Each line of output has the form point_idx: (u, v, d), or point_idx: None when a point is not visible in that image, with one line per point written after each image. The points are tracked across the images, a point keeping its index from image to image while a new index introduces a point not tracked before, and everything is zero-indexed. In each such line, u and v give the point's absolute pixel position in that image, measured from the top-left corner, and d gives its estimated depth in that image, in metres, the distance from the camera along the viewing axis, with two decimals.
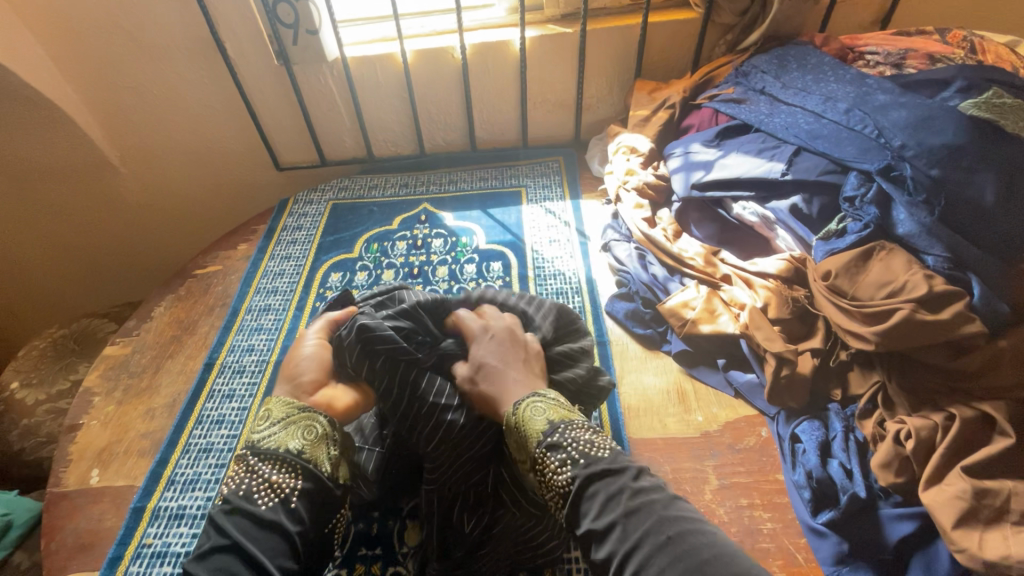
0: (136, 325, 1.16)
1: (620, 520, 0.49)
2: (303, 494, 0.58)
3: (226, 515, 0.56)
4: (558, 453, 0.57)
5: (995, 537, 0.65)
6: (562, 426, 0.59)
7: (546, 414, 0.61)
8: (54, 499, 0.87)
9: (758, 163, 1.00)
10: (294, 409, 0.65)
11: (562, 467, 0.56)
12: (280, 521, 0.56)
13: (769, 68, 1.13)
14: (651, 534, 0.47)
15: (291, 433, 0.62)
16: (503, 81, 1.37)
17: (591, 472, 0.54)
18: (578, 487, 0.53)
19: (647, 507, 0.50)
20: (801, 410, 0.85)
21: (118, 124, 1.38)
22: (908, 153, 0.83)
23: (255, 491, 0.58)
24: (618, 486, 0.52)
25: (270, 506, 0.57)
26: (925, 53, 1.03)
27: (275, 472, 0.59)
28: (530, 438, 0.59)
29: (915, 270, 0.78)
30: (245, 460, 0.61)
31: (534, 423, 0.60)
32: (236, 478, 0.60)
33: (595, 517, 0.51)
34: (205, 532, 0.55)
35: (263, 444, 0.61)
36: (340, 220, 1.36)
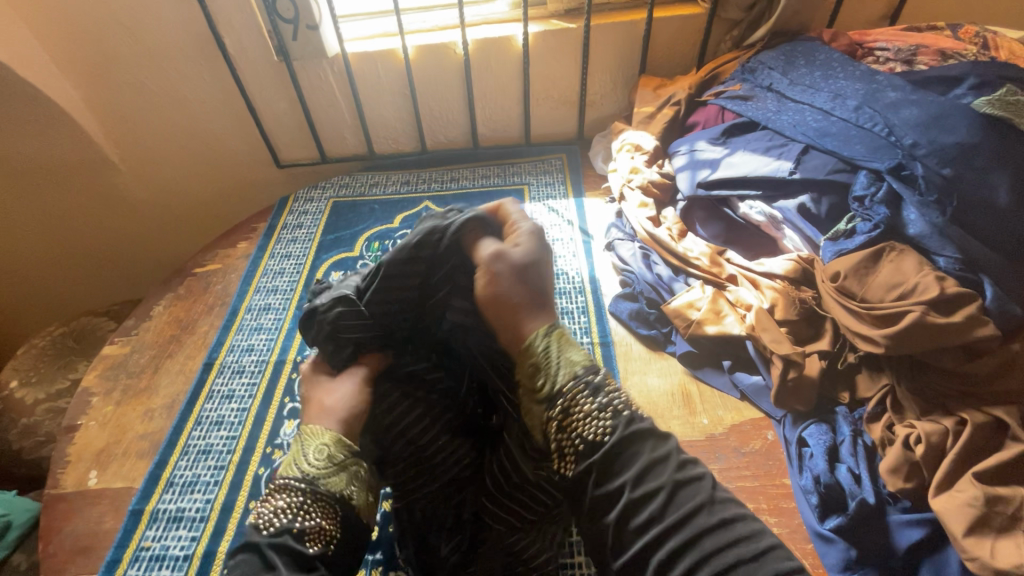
0: (135, 324, 1.15)
1: (668, 486, 0.45)
2: (341, 545, 0.54)
3: (273, 548, 0.50)
4: (599, 399, 0.52)
5: (1008, 544, 0.63)
6: (606, 379, 0.54)
7: (586, 358, 0.56)
8: (52, 501, 0.86)
9: (765, 161, 0.99)
10: (349, 451, 0.62)
11: (602, 414, 0.51)
12: (324, 571, 0.51)
13: (776, 65, 1.11)
14: (702, 511, 0.44)
15: (340, 476, 0.59)
16: (505, 78, 1.35)
17: (635, 429, 0.50)
18: (615, 442, 0.49)
19: (698, 483, 0.46)
20: (808, 413, 0.84)
21: (117, 120, 1.36)
22: (919, 152, 0.81)
23: (305, 530, 0.52)
24: (665, 452, 0.48)
25: (318, 549, 0.52)
26: (936, 49, 1.01)
27: (326, 514, 0.55)
28: (562, 375, 0.54)
29: (926, 272, 0.76)
30: (295, 492, 0.56)
31: (573, 359, 0.56)
32: (279, 507, 0.54)
33: (635, 478, 0.47)
34: (248, 562, 0.49)
35: (317, 482, 0.57)
36: (340, 218, 1.35)
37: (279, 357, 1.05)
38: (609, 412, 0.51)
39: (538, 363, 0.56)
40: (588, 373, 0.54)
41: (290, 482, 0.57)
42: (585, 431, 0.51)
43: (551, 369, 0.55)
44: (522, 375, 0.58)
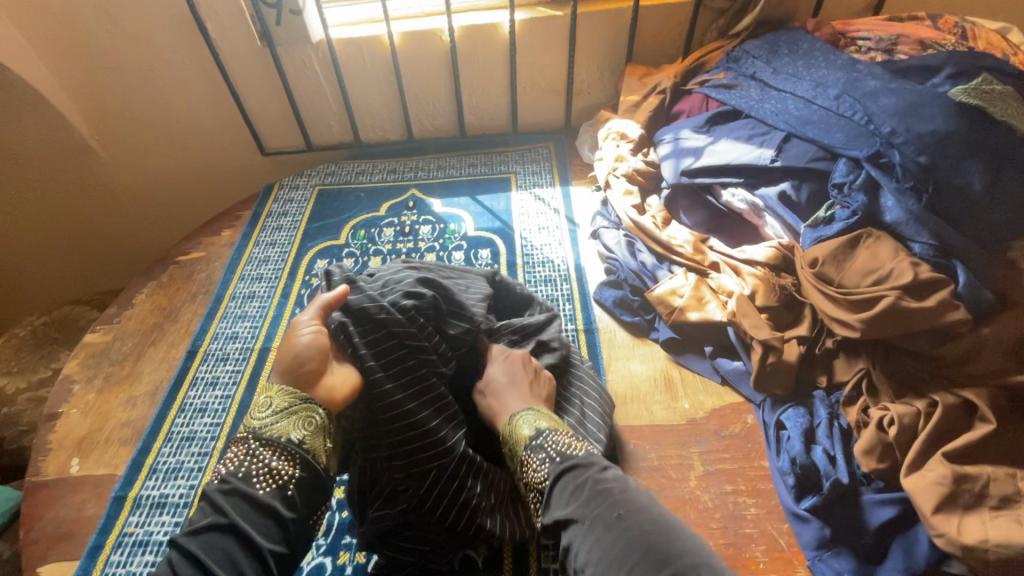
0: (117, 312, 1.14)
1: (579, 507, 0.49)
2: (301, 484, 0.54)
3: (221, 494, 0.51)
4: (540, 454, 0.57)
5: (974, 521, 0.65)
6: (546, 433, 0.59)
7: (534, 423, 0.62)
8: (33, 488, 0.86)
9: (748, 149, 0.99)
10: (296, 397, 0.56)
11: (540, 466, 0.56)
12: (277, 511, 0.51)
13: (760, 54, 1.12)
14: (607, 513, 0.47)
15: (291, 420, 0.55)
16: (492, 65, 1.35)
17: (562, 468, 0.53)
18: (552, 482, 0.53)
19: (605, 493, 0.49)
20: (786, 397, 0.86)
21: (97, 106, 1.34)
22: (897, 140, 0.82)
23: (253, 473, 0.52)
24: (584, 477, 0.51)
25: (267, 492, 0.52)
26: (916, 38, 1.02)
27: (274, 456, 0.53)
28: (519, 443, 0.60)
29: (901, 258, 0.78)
30: (242, 440, 0.55)
31: (522, 432, 0.61)
32: (232, 454, 0.54)
33: (563, 506, 0.50)
34: (199, 508, 0.51)
35: (263, 429, 0.55)
36: (326, 206, 1.34)
37: (264, 345, 1.05)
38: (549, 461, 0.56)
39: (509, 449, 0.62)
40: (536, 436, 0.59)
41: (240, 431, 0.55)
42: (534, 482, 0.56)
43: (515, 441, 0.61)
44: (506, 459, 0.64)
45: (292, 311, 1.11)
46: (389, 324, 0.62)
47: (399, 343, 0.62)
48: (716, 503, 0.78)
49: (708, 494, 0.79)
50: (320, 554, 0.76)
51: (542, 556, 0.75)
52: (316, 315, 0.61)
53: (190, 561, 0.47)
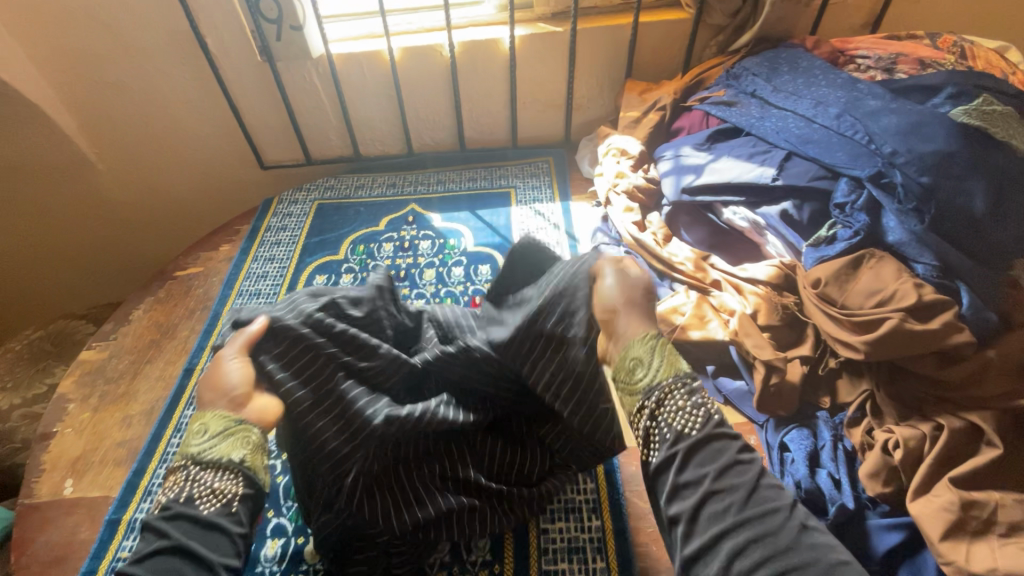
0: (114, 329, 1.12)
1: (746, 493, 0.46)
2: (245, 500, 0.56)
3: (162, 522, 0.53)
4: (689, 400, 0.52)
5: (983, 549, 0.64)
6: (691, 381, 0.54)
7: (670, 362, 0.55)
8: (25, 511, 0.84)
9: (749, 168, 0.99)
10: (230, 420, 0.59)
11: (691, 416, 0.51)
12: (222, 529, 0.54)
13: (760, 71, 1.12)
14: (787, 526, 0.45)
15: (227, 441, 0.57)
16: (493, 80, 1.35)
17: (717, 434, 0.50)
18: (703, 439, 0.50)
19: (778, 495, 0.47)
20: (790, 418, 0.85)
21: (96, 119, 1.34)
22: (898, 160, 0.82)
23: (197, 497, 0.55)
24: (749, 462, 0.48)
25: (212, 511, 0.54)
26: (915, 58, 1.02)
27: (215, 479, 0.55)
28: (655, 369, 0.54)
29: (904, 279, 0.77)
30: (179, 466, 0.57)
31: (656, 365, 0.55)
32: (173, 483, 0.56)
33: (718, 479, 0.47)
34: (143, 538, 0.53)
35: (201, 454, 0.56)
36: (325, 221, 1.33)
37: None
38: (700, 413, 0.51)
39: (628, 358, 0.56)
40: (690, 377, 0.54)
41: (176, 457, 0.57)
42: (673, 423, 0.51)
43: (647, 363, 0.55)
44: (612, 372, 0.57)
45: None
46: (289, 334, 0.66)
47: (304, 351, 0.65)
48: None
49: None
50: None
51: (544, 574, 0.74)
52: (240, 347, 0.65)
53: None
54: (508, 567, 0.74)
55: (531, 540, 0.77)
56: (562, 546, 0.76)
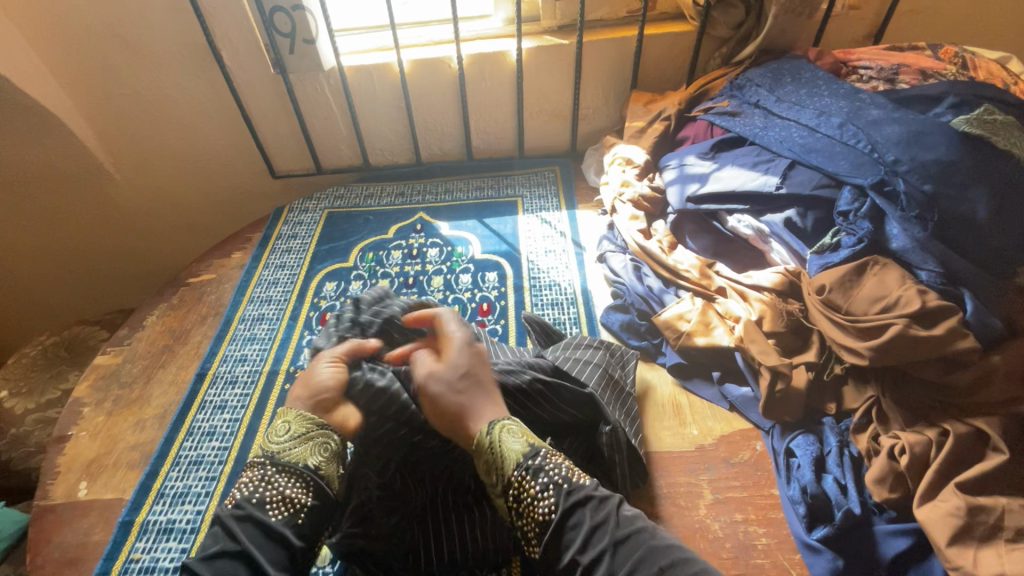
0: (128, 334, 1.15)
1: (608, 549, 0.52)
2: (311, 512, 0.59)
3: (236, 520, 0.56)
4: (540, 478, 0.58)
5: (990, 554, 0.64)
6: (542, 451, 0.60)
7: (520, 437, 0.61)
8: (40, 512, 0.86)
9: (753, 176, 1.00)
10: (314, 424, 0.63)
11: (545, 493, 0.57)
12: (286, 537, 0.56)
13: (763, 82, 1.14)
14: (643, 563, 0.51)
15: (307, 449, 0.62)
16: (499, 91, 1.38)
17: (573, 501, 0.56)
18: (560, 518, 0.55)
19: (636, 537, 0.53)
20: (796, 424, 0.85)
21: (113, 130, 1.37)
22: (901, 168, 0.83)
23: (271, 501, 0.58)
24: (604, 514, 0.55)
25: (280, 518, 0.57)
26: (917, 68, 1.04)
27: (290, 486, 0.59)
28: (506, 462, 0.59)
29: (908, 285, 0.78)
30: (259, 466, 0.61)
31: (510, 447, 0.60)
32: (250, 482, 0.59)
33: (581, 549, 0.53)
34: (213, 535, 0.56)
35: (281, 457, 0.61)
36: (335, 229, 1.36)
37: (272, 367, 1.05)
38: (553, 488, 0.57)
39: (489, 458, 0.60)
40: (530, 455, 0.59)
41: (257, 459, 0.61)
42: (540, 507, 0.57)
43: (505, 456, 0.60)
44: (479, 473, 0.62)
45: (301, 333, 1.12)
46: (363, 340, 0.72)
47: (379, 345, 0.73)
48: (727, 532, 0.77)
49: (718, 523, 0.78)
50: None
51: None
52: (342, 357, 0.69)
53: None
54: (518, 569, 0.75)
55: None
56: None
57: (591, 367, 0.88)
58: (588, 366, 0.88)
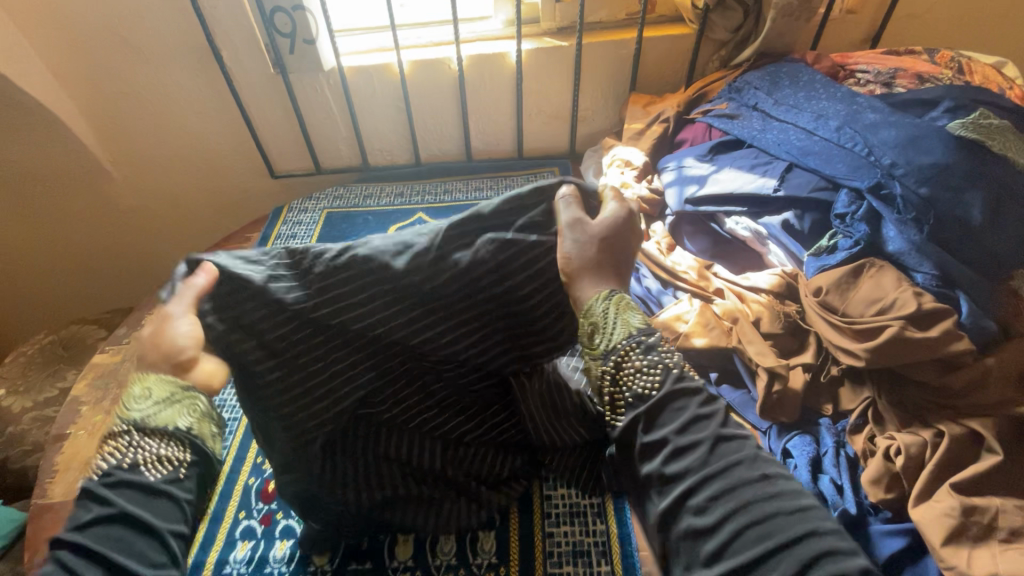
0: (127, 333, 1.14)
1: (708, 440, 0.47)
2: (194, 467, 0.54)
3: (104, 488, 0.50)
4: (651, 355, 0.54)
5: (984, 554, 0.65)
6: (654, 339, 0.55)
7: (636, 320, 0.56)
8: (38, 510, 0.85)
9: (751, 178, 1.01)
10: (176, 385, 0.54)
11: (650, 370, 0.52)
12: (171, 493, 0.51)
13: (761, 85, 1.15)
14: (743, 465, 0.46)
15: (178, 409, 0.54)
16: (499, 92, 1.38)
17: (678, 387, 0.51)
18: (663, 396, 0.51)
19: (740, 441, 0.48)
20: (792, 425, 0.86)
21: (113, 130, 1.37)
22: (897, 172, 0.84)
23: (142, 462, 0.51)
24: (710, 412, 0.50)
25: (158, 478, 0.51)
26: (914, 72, 1.05)
27: (161, 446, 0.52)
28: (617, 333, 0.55)
29: (904, 288, 0.79)
30: (119, 433, 0.52)
31: (629, 321, 0.56)
32: (112, 449, 0.52)
33: (678, 431, 0.49)
34: (80, 503, 0.50)
35: (142, 421, 0.52)
36: (334, 229, 1.36)
37: None
38: (660, 369, 0.52)
39: (599, 325, 0.56)
40: (646, 333, 0.55)
41: (114, 426, 0.53)
42: (635, 384, 0.52)
43: (615, 328, 0.55)
44: (579, 338, 0.58)
45: None
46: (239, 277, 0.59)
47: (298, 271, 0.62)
48: None
49: None
50: None
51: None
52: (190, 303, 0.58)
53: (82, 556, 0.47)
54: (514, 569, 0.75)
55: (537, 544, 0.78)
56: (567, 551, 0.77)
57: None
58: None
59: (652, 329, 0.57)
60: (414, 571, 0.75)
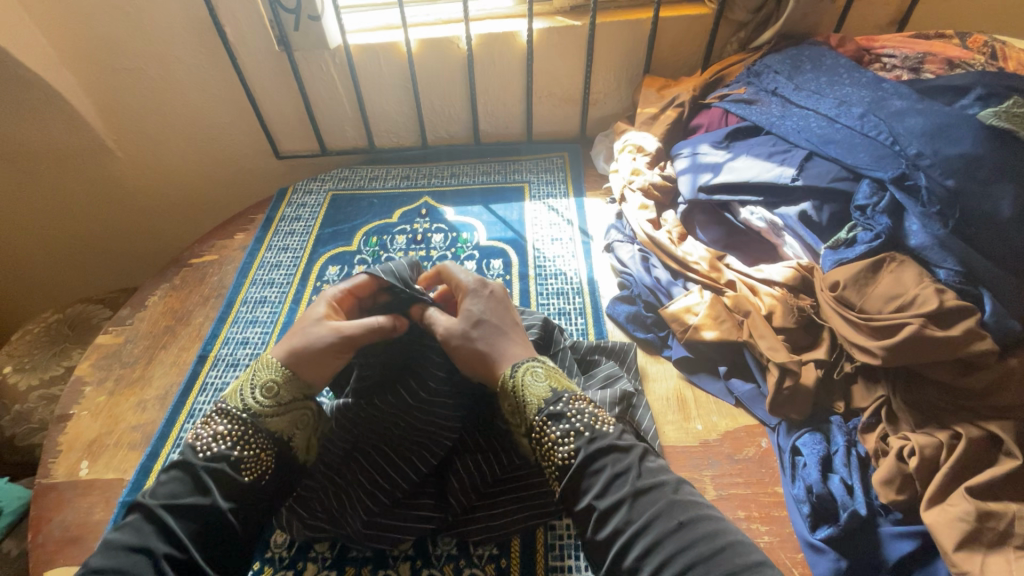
0: (130, 314, 1.14)
1: (628, 499, 0.54)
2: (274, 478, 0.63)
3: (206, 473, 0.60)
4: (560, 424, 0.61)
5: (998, 561, 0.63)
6: (565, 398, 0.63)
7: (546, 383, 0.65)
8: (42, 490, 0.85)
9: (768, 167, 0.98)
10: (299, 392, 0.67)
11: (565, 438, 0.60)
12: (250, 499, 0.60)
13: (782, 69, 1.11)
14: (662, 517, 0.52)
15: (288, 416, 0.66)
16: (509, 73, 1.34)
17: (594, 449, 0.58)
18: (582, 463, 0.58)
19: (659, 490, 0.55)
20: (803, 422, 0.84)
21: (115, 107, 1.35)
22: (923, 162, 0.80)
23: (241, 461, 0.61)
24: (626, 465, 0.57)
25: (250, 481, 0.61)
26: (944, 57, 1.00)
27: (261, 447, 0.63)
28: (530, 405, 0.63)
29: (926, 284, 0.76)
30: (237, 421, 0.64)
31: (535, 391, 0.64)
32: (223, 436, 0.62)
33: (601, 495, 0.55)
34: (179, 482, 0.59)
35: (259, 414, 0.64)
36: (339, 212, 1.34)
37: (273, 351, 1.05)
38: (574, 434, 0.60)
39: (515, 397, 0.65)
40: (555, 400, 0.63)
41: (233, 409, 0.65)
42: (558, 452, 0.60)
43: (530, 395, 0.64)
44: (505, 413, 0.67)
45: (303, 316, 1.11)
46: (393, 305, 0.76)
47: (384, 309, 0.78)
48: None
49: None
50: (325, 567, 0.74)
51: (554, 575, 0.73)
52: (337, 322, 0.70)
53: (171, 535, 0.55)
54: (516, 561, 0.74)
55: (540, 537, 0.77)
56: (570, 543, 0.76)
57: (616, 366, 0.91)
58: (609, 365, 0.91)
59: (564, 386, 0.66)
60: (414, 561, 0.74)
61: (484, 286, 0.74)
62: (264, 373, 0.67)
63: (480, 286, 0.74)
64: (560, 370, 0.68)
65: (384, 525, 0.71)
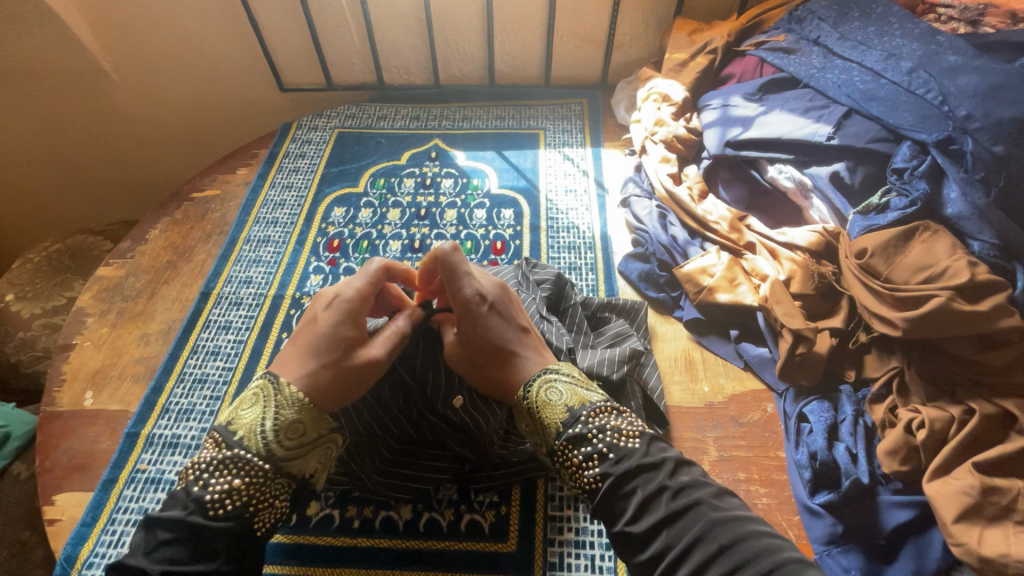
0: (131, 247, 1.11)
1: (664, 525, 0.49)
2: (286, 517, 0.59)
3: (214, 533, 0.52)
4: (584, 447, 0.57)
5: (996, 534, 0.63)
6: (584, 417, 0.58)
7: (564, 398, 0.60)
8: (48, 418, 0.86)
9: (803, 124, 0.92)
10: (324, 429, 0.60)
11: (590, 461, 0.56)
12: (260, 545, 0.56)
13: (827, 15, 1.03)
14: (703, 541, 0.47)
15: (312, 455, 0.60)
16: (530, 8, 1.25)
17: (622, 471, 0.53)
18: (611, 487, 0.53)
19: (694, 510, 0.49)
20: (812, 389, 0.83)
21: (110, 26, 1.27)
22: (972, 125, 0.75)
23: (257, 514, 0.55)
24: (657, 485, 0.52)
25: (263, 531, 0.56)
26: (1007, 9, 0.92)
27: (278, 494, 0.57)
28: (551, 430, 0.59)
29: (958, 256, 0.73)
30: (253, 468, 0.55)
31: (553, 410, 0.60)
32: (236, 488, 0.54)
33: (634, 520, 0.51)
34: (184, 542, 0.51)
35: (279, 459, 0.57)
36: (345, 151, 1.28)
37: (277, 292, 1.03)
38: (597, 457, 0.56)
39: (534, 416, 0.61)
40: (574, 422, 0.58)
41: (250, 455, 0.56)
42: (583, 476, 0.56)
43: (547, 414, 0.60)
44: (526, 433, 0.63)
45: (308, 258, 1.08)
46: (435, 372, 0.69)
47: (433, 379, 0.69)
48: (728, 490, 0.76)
49: (720, 480, 0.77)
50: (328, 505, 0.75)
51: (553, 525, 0.74)
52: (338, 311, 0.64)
53: None
54: (515, 510, 0.75)
55: (540, 486, 0.77)
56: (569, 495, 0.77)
57: (624, 323, 0.89)
58: (619, 323, 0.89)
59: (583, 400, 0.60)
60: (416, 505, 0.75)
61: (478, 312, 0.62)
62: (285, 408, 0.58)
63: (476, 306, 0.63)
64: (579, 377, 0.63)
65: (397, 473, 0.73)
